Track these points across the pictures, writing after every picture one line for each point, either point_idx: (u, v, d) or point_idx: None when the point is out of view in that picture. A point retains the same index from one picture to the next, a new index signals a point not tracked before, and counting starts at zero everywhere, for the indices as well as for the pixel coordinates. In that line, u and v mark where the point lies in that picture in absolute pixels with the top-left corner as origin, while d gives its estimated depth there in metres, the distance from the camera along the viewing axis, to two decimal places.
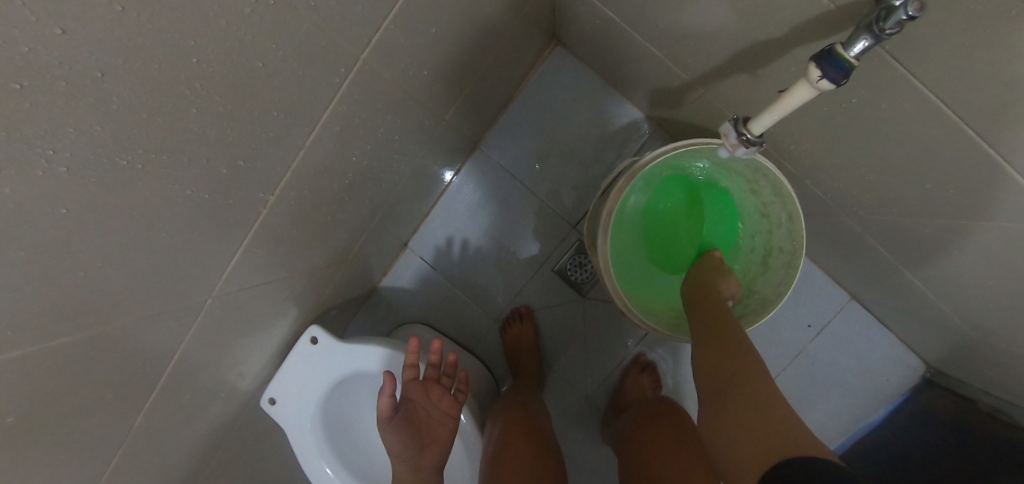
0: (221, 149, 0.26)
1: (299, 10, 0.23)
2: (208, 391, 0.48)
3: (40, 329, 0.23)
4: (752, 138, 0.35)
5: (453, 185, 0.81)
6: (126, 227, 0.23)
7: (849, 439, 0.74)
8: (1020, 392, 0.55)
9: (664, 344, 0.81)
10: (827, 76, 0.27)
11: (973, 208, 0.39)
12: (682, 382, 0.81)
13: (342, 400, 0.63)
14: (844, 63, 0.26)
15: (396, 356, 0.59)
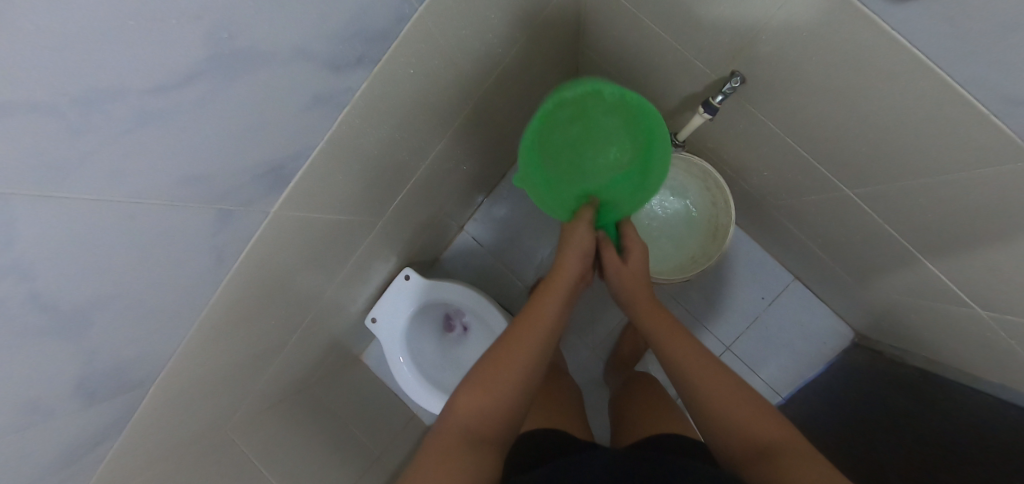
0: (410, 133, 0.56)
1: (460, 72, 0.53)
2: (342, 291, 0.76)
3: (335, 205, 0.53)
4: (680, 144, 0.72)
5: (499, 188, 1.10)
6: (373, 163, 0.53)
7: (796, 389, 0.97)
8: (907, 335, 0.78)
9: None
10: (707, 112, 0.60)
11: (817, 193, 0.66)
12: None
13: (417, 325, 0.91)
14: (713, 107, 0.59)
15: (461, 292, 0.88)
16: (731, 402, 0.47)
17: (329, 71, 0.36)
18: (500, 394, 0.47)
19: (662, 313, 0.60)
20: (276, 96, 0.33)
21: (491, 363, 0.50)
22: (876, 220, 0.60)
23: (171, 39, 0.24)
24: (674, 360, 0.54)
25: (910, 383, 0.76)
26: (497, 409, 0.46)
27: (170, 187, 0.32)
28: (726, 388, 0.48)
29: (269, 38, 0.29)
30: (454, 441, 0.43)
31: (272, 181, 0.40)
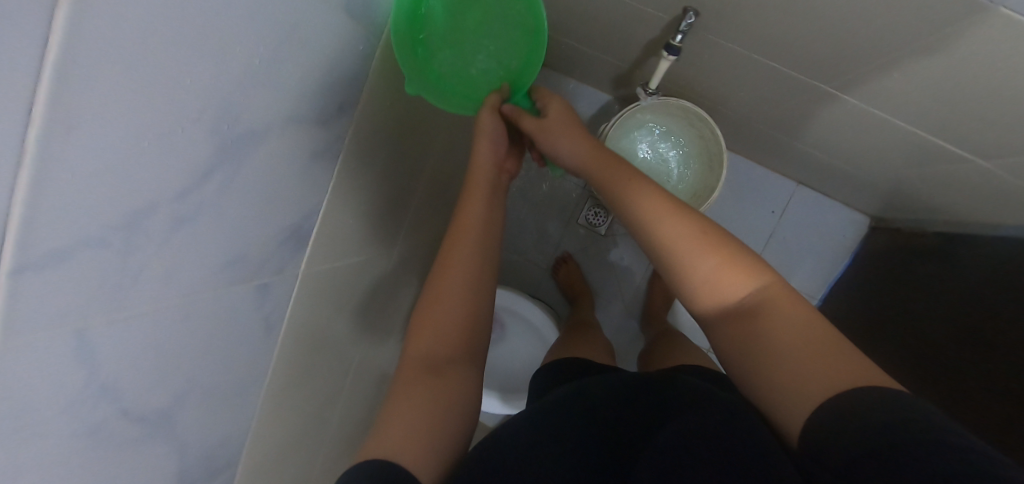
0: (400, 161, 0.58)
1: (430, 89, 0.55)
2: (378, 327, 0.78)
3: (354, 248, 0.55)
4: (653, 90, 0.73)
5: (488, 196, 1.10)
6: (376, 200, 0.55)
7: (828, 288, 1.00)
8: (920, 206, 0.80)
9: None
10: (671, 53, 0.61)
11: (797, 102, 0.68)
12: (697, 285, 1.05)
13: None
14: (675, 47, 0.60)
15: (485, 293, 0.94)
16: (708, 263, 0.40)
17: (316, 126, 0.37)
18: (442, 315, 0.48)
19: (616, 172, 0.50)
20: (280, 164, 0.35)
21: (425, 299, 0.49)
22: (860, 108, 0.61)
23: (184, 146, 0.26)
24: (673, 247, 0.42)
25: (926, 247, 0.81)
26: (450, 331, 0.47)
27: (212, 276, 0.33)
28: (703, 246, 0.41)
29: (260, 115, 0.31)
30: (414, 369, 0.44)
31: (294, 243, 0.41)
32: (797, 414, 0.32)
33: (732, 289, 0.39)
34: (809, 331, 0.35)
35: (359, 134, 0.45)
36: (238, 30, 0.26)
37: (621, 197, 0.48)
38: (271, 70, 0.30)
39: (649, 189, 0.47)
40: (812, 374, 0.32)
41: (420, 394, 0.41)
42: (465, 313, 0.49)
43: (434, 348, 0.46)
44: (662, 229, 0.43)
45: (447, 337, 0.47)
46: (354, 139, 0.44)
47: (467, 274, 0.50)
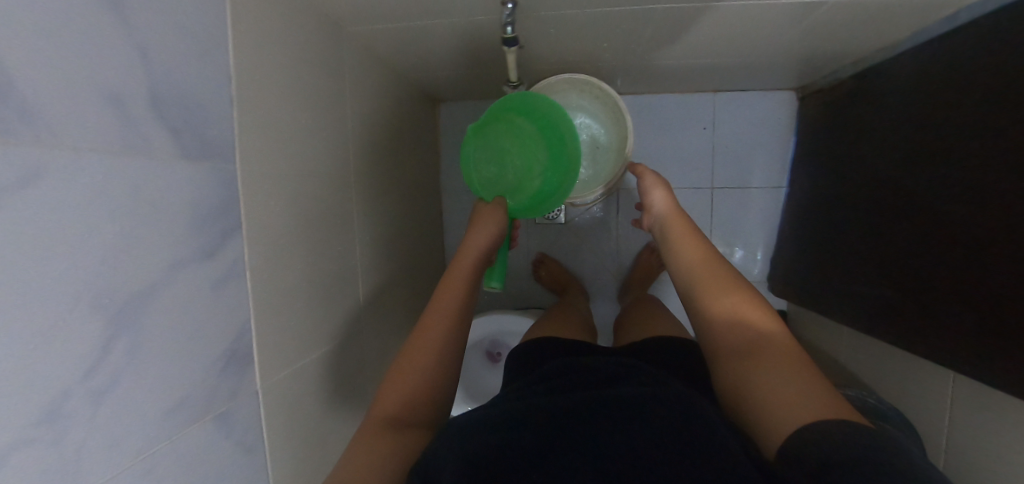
0: (333, 247, 0.61)
1: (322, 175, 0.59)
2: None
3: (319, 343, 0.57)
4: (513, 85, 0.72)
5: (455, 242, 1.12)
6: (322, 291, 0.58)
7: (788, 172, 1.00)
8: (827, 59, 0.81)
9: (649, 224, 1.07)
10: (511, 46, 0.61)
11: (649, 33, 0.72)
12: None
13: (464, 366, 0.98)
14: (510, 40, 0.59)
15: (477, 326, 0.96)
16: (731, 305, 0.55)
17: (208, 261, 0.41)
18: (417, 374, 0.52)
19: (690, 240, 0.66)
20: (185, 308, 0.39)
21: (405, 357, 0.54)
22: (698, 17, 0.65)
23: (82, 337, 0.30)
24: (722, 292, 0.57)
25: (845, 93, 0.84)
26: (415, 400, 0.51)
27: (157, 429, 0.36)
28: (729, 289, 0.57)
29: (140, 277, 0.35)
30: (378, 428, 0.47)
31: (240, 366, 0.44)
32: (781, 427, 0.40)
33: (742, 325, 0.52)
34: (798, 366, 0.46)
35: (267, 246, 0.48)
36: (78, 220, 0.30)
37: (686, 255, 0.64)
38: (132, 238, 0.34)
39: (701, 249, 0.64)
40: (788, 391, 0.43)
41: (382, 443, 0.45)
42: (443, 373, 0.54)
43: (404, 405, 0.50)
44: (695, 272, 0.61)
45: (419, 396, 0.51)
46: (264, 252, 0.48)
47: (449, 338, 0.56)
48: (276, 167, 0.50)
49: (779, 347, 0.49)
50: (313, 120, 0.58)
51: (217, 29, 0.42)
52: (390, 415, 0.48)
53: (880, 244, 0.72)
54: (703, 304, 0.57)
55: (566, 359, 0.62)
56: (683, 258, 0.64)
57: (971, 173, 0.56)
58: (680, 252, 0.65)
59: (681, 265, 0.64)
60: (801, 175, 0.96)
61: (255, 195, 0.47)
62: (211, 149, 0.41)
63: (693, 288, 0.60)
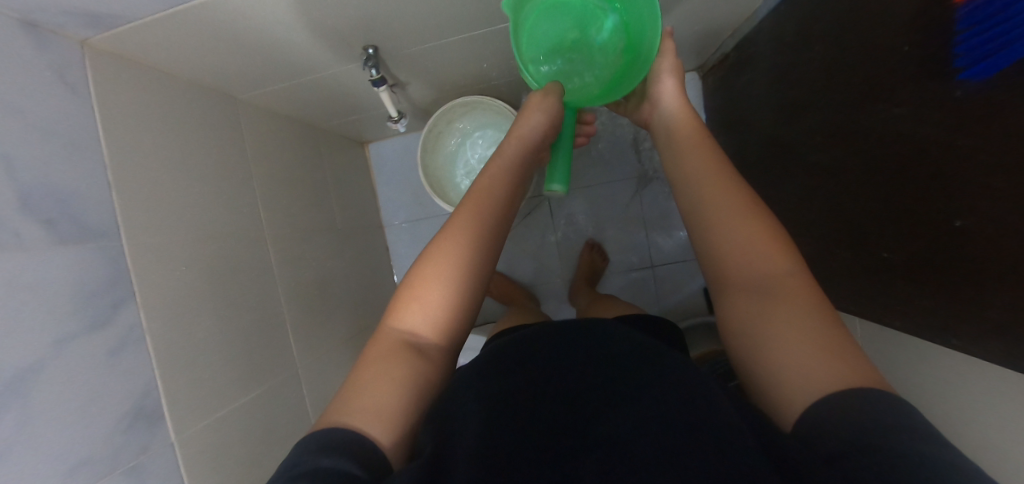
0: (248, 297, 0.66)
1: (227, 234, 0.64)
2: None
3: (241, 388, 0.61)
4: (396, 118, 0.77)
5: None
6: (239, 341, 0.62)
7: None
8: (704, 38, 0.85)
9: (587, 222, 1.12)
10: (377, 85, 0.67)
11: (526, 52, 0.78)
12: (617, 231, 1.11)
13: None
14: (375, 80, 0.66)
15: None
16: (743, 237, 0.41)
17: (98, 332, 0.45)
18: (451, 302, 0.47)
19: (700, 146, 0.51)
20: (76, 377, 0.42)
21: (425, 273, 0.48)
22: None
23: None
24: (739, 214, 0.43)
25: (730, 66, 0.88)
26: (435, 319, 0.46)
27: None
28: (739, 216, 0.42)
29: (26, 355, 0.38)
30: (393, 347, 0.44)
31: (147, 422, 0.48)
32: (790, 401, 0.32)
33: (752, 259, 0.40)
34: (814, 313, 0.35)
35: (171, 307, 0.53)
36: None
37: (692, 163, 0.49)
38: (13, 318, 0.38)
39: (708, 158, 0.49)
40: (792, 357, 0.33)
41: (392, 369, 0.42)
42: (464, 294, 0.48)
43: (429, 328, 0.46)
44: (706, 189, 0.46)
45: (443, 327, 0.46)
46: (168, 313, 0.53)
47: (470, 264, 0.49)
48: (175, 234, 0.56)
49: (797, 296, 0.37)
50: (210, 186, 0.63)
51: (87, 126, 0.48)
52: (406, 338, 0.45)
53: (785, 202, 0.74)
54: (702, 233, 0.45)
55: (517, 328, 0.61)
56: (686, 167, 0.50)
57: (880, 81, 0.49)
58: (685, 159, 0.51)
59: (683, 176, 0.49)
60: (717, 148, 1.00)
61: (153, 264, 0.52)
62: (90, 232, 0.46)
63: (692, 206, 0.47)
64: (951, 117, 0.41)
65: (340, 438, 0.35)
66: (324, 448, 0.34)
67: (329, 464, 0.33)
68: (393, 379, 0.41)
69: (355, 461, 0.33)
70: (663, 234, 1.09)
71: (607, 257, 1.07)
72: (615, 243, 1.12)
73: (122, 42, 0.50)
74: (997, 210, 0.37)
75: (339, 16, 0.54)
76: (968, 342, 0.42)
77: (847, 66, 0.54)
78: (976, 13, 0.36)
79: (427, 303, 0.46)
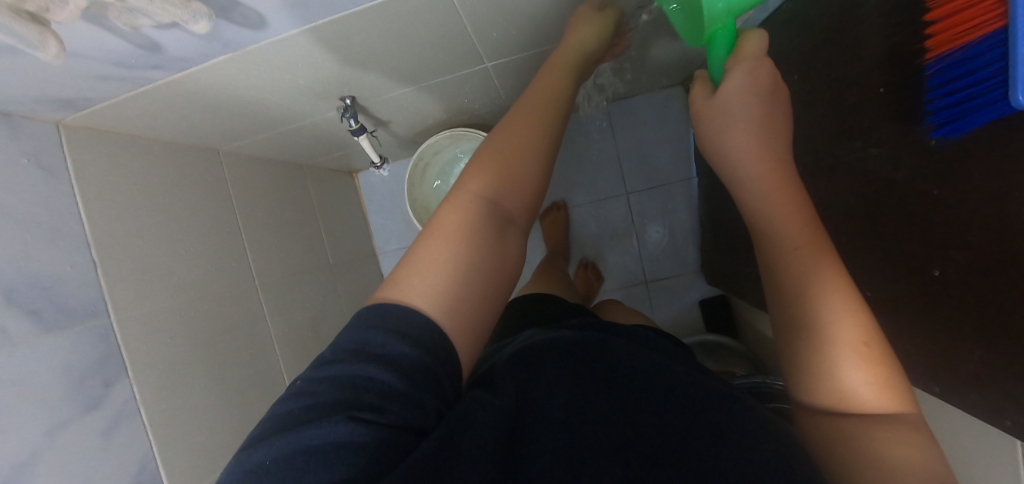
0: (240, 351, 0.67)
1: (217, 291, 0.65)
2: None
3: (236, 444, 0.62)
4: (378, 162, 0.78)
5: None
6: (233, 396, 0.64)
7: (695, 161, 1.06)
8: (686, 58, 0.85)
9: (578, 240, 1.12)
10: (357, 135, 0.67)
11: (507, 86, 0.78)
12: (610, 248, 1.11)
13: None
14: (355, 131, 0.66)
15: None
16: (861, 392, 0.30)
17: (91, 413, 0.46)
18: (529, 172, 0.38)
19: (808, 247, 0.36)
20: (72, 461, 0.43)
21: (494, 144, 0.39)
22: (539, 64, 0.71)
23: None
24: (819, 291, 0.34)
25: None
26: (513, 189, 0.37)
27: None
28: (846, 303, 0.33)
29: (20, 448, 0.39)
30: (463, 206, 0.35)
31: None
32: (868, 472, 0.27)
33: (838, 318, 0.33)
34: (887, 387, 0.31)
35: (164, 376, 0.54)
36: None
37: (772, 221, 0.39)
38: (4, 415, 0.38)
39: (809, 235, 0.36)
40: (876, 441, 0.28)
41: (461, 231, 0.33)
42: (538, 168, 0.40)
43: (501, 194, 0.36)
44: (843, 317, 0.32)
45: (516, 195, 0.38)
46: (162, 382, 0.54)
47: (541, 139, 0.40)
48: (166, 300, 0.57)
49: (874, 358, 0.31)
50: (198, 245, 0.64)
51: (67, 208, 0.48)
52: (479, 198, 0.35)
53: None
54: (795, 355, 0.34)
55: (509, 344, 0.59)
56: (800, 265, 0.35)
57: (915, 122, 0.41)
58: (791, 268, 0.36)
59: (777, 277, 0.37)
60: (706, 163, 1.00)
61: (145, 335, 0.53)
62: (78, 314, 0.47)
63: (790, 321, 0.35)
64: (927, 167, 0.40)
65: (410, 319, 0.29)
66: (380, 321, 0.29)
67: (387, 351, 0.28)
68: (461, 240, 0.33)
69: (420, 345, 0.28)
70: (656, 249, 1.10)
71: (602, 275, 1.07)
72: (608, 259, 1.12)
73: (97, 117, 0.51)
74: (988, 270, 0.36)
75: (313, 75, 0.54)
76: (953, 394, 0.42)
77: (825, 100, 0.54)
78: (943, 71, 0.36)
79: (503, 168, 0.37)
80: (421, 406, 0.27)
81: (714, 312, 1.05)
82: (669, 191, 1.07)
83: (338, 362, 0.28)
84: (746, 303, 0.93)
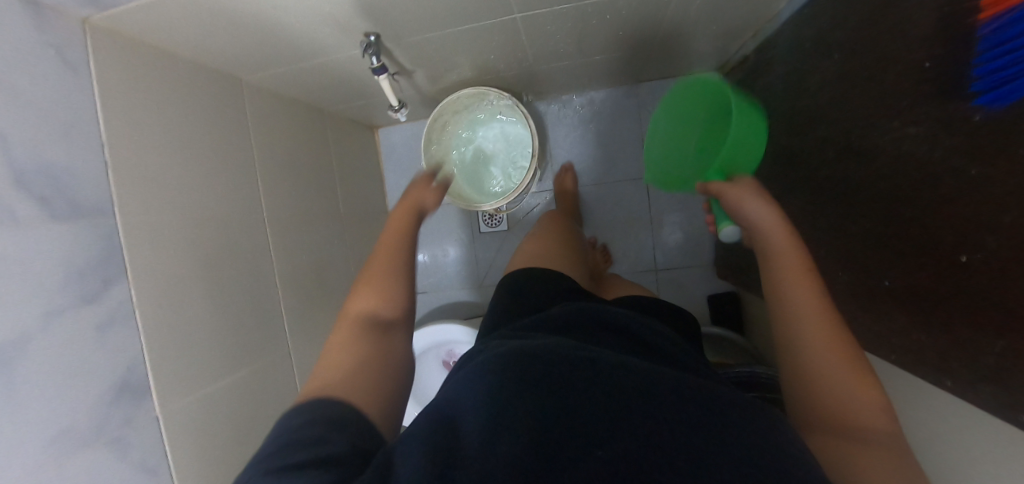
0: (241, 278, 0.68)
1: (226, 216, 0.66)
2: None
3: (227, 367, 0.63)
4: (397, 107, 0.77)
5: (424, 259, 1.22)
6: (229, 320, 0.64)
7: None
8: (723, 37, 0.82)
9: (590, 220, 1.10)
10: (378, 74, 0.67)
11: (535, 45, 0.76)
12: (621, 231, 1.09)
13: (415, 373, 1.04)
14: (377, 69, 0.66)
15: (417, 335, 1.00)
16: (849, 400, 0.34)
17: (88, 307, 0.46)
18: (394, 298, 0.50)
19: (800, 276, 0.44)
20: (63, 350, 0.44)
21: (364, 278, 0.52)
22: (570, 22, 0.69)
23: None
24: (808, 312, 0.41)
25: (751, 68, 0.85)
26: (394, 294, 0.50)
27: (42, 455, 0.41)
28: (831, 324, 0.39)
29: (16, 326, 0.40)
30: (355, 320, 0.47)
31: (133, 396, 0.50)
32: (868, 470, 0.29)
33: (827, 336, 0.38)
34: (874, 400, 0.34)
35: (163, 286, 0.55)
36: None
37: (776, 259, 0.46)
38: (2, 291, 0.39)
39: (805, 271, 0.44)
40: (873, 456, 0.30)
41: (353, 348, 0.43)
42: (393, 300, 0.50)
43: (388, 307, 0.49)
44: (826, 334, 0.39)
45: (399, 301, 0.50)
46: (160, 291, 0.54)
47: (400, 282, 0.52)
48: (173, 214, 0.57)
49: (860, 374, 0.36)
50: (212, 168, 0.64)
51: (85, 106, 0.48)
52: (370, 313, 0.48)
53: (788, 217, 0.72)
54: (792, 368, 0.39)
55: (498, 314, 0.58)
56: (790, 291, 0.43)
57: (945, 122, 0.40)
58: (787, 294, 0.43)
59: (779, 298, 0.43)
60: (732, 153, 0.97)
61: (148, 243, 0.53)
62: (84, 209, 0.47)
63: (784, 340, 0.41)
64: (968, 144, 0.37)
65: (332, 406, 0.34)
66: (312, 407, 0.34)
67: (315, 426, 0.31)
68: (353, 344, 0.43)
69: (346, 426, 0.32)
70: (669, 237, 1.07)
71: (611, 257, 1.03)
72: (617, 243, 1.10)
73: (122, 21, 0.51)
74: (1013, 263, 0.34)
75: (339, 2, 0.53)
76: (963, 388, 0.40)
77: (864, 78, 0.51)
78: (998, 32, 0.33)
79: (386, 290, 0.50)
80: (355, 458, 0.29)
81: (721, 308, 1.03)
82: None
83: (273, 444, 0.29)
84: (756, 299, 0.90)
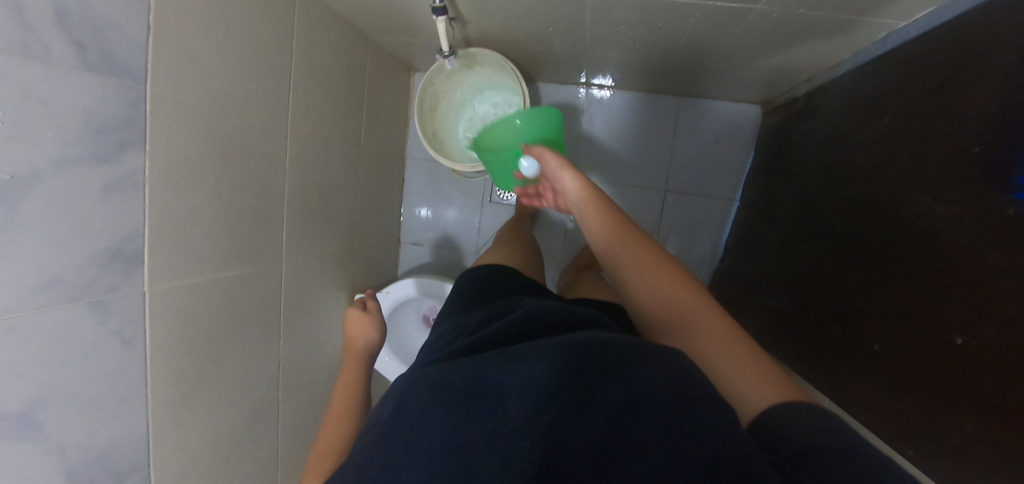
0: (251, 182, 0.67)
1: (252, 115, 0.65)
2: (301, 337, 0.86)
3: (219, 263, 0.63)
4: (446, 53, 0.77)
5: (427, 215, 1.21)
6: (232, 218, 0.64)
7: (741, 185, 1.04)
8: (780, 72, 0.81)
9: None
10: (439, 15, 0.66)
11: (596, 28, 0.75)
12: None
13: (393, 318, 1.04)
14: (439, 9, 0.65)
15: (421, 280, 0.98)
16: None
17: (100, 165, 0.46)
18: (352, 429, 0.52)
19: (633, 249, 0.48)
20: (65, 202, 0.43)
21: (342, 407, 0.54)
22: (640, 15, 0.68)
23: None
24: (641, 272, 0.46)
25: (798, 110, 0.85)
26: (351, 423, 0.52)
27: (27, 296, 0.41)
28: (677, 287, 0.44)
29: (24, 164, 0.39)
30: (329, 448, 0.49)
31: (123, 266, 0.50)
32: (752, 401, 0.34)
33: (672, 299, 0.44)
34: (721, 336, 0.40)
35: (178, 165, 0.54)
36: None
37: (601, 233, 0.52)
38: (22, 125, 0.39)
39: (643, 247, 0.48)
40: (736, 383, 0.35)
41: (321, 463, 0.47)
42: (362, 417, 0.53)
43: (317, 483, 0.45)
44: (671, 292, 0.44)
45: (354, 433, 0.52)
46: (174, 170, 0.54)
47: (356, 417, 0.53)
48: (202, 99, 0.56)
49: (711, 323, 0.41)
50: (248, 62, 0.63)
51: None
52: None
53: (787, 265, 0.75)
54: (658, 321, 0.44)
55: (495, 290, 0.59)
56: (629, 262, 0.48)
57: (973, 212, 0.41)
58: (626, 265, 0.48)
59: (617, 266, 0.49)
60: (753, 189, 0.98)
61: (173, 119, 0.53)
62: (116, 67, 0.45)
63: (651, 302, 0.45)
64: (993, 233, 0.38)
65: None
66: None
67: None
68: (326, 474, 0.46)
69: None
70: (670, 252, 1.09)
71: None
72: None
73: None
74: (997, 365, 0.36)
75: None
76: (925, 460, 0.44)
77: (905, 147, 0.52)
78: None
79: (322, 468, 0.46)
80: None
81: None
82: (704, 205, 1.07)
83: None
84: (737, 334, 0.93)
